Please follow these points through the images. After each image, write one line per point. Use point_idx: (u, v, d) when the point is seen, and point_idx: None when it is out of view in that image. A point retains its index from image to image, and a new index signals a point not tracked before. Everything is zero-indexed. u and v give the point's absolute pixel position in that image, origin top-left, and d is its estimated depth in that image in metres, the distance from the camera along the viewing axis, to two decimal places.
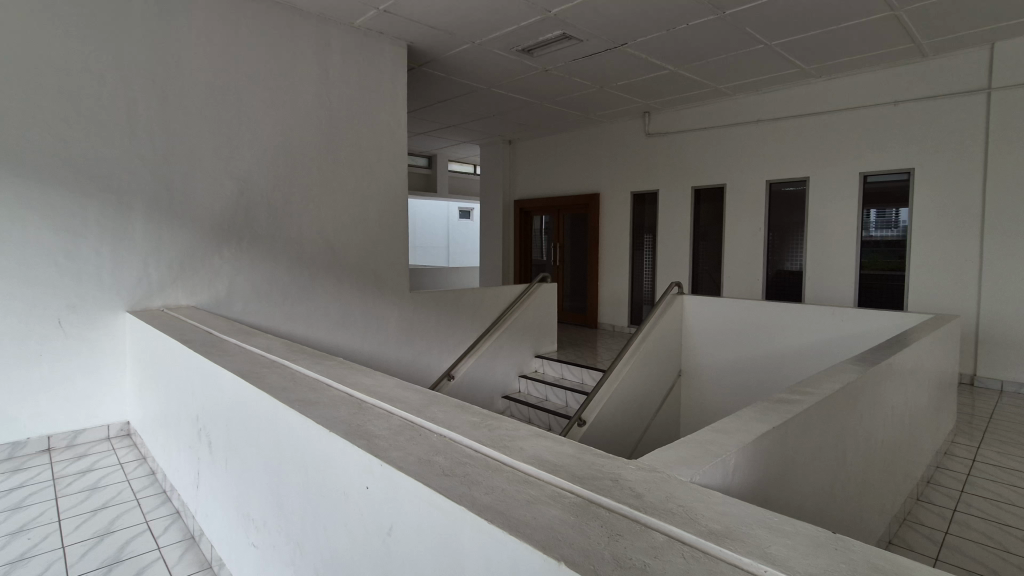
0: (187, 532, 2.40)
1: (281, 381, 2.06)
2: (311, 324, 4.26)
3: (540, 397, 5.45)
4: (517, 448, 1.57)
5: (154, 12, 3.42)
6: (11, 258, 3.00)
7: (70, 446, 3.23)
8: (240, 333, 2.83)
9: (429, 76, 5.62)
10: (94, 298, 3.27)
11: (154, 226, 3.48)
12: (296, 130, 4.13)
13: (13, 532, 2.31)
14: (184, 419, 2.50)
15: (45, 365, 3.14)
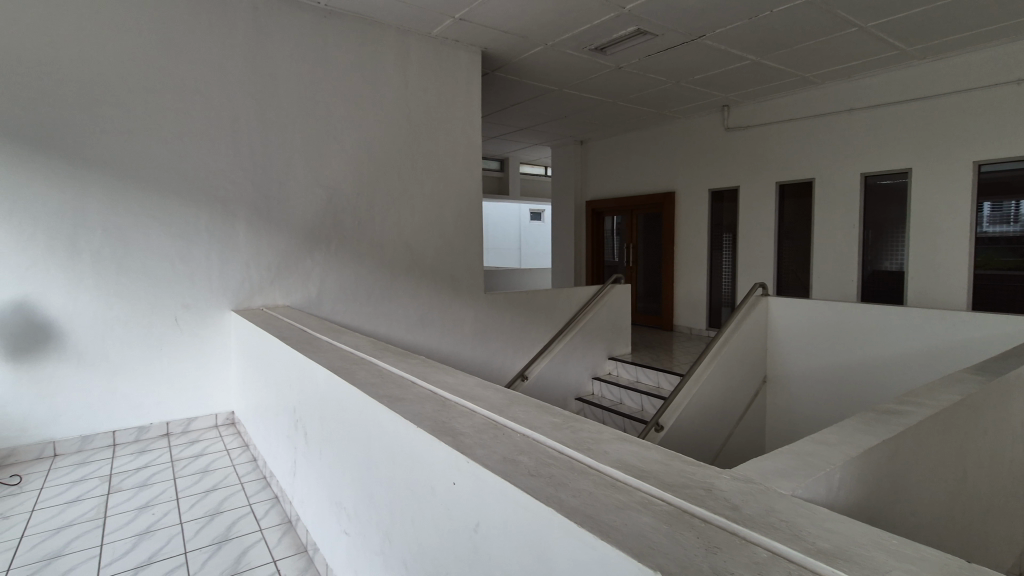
0: (285, 516, 2.58)
1: (370, 377, 2.16)
2: (392, 324, 4.45)
3: (614, 400, 5.36)
4: (602, 452, 1.54)
5: (253, 35, 3.71)
6: (138, 262, 3.36)
7: (185, 432, 3.57)
8: (330, 331, 3.00)
9: (502, 80, 5.69)
10: (204, 298, 3.59)
11: (255, 231, 3.77)
12: (378, 138, 4.32)
13: (141, 507, 2.58)
14: (282, 411, 2.69)
15: (165, 358, 3.48)
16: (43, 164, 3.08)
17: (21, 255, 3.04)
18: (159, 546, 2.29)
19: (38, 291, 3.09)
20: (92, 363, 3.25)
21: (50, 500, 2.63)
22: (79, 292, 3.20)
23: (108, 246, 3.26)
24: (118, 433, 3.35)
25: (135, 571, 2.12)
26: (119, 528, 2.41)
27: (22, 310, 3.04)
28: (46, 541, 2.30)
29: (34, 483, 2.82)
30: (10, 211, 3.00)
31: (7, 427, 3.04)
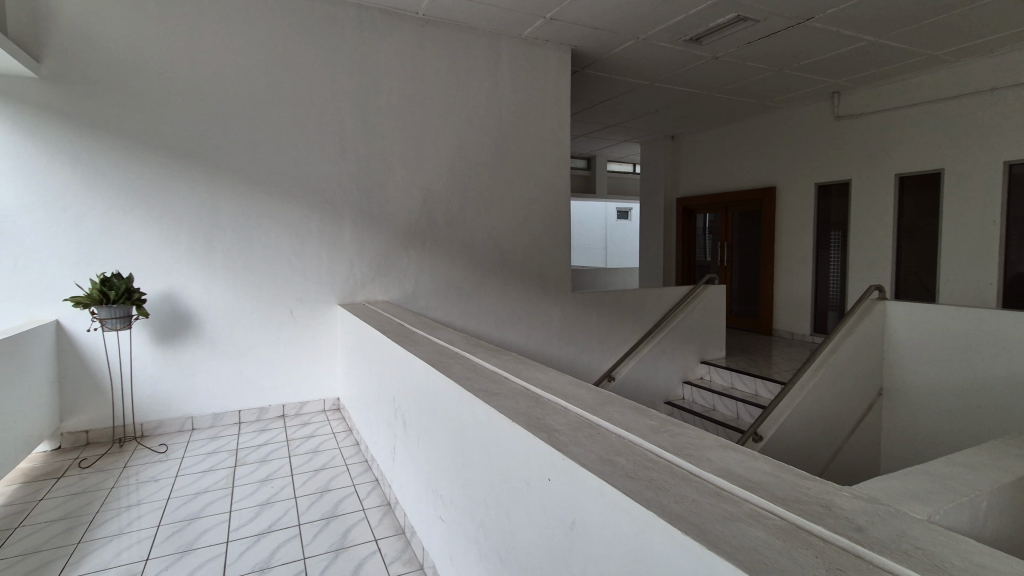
0: (385, 498, 2.74)
1: (465, 371, 2.23)
2: (481, 320, 4.57)
3: (707, 406, 5.12)
4: (704, 458, 1.48)
5: (358, 48, 3.96)
6: (259, 259, 3.72)
7: (298, 414, 3.90)
8: (426, 326, 3.14)
9: (591, 78, 5.64)
10: (315, 293, 3.91)
11: (358, 231, 4.04)
12: (470, 140, 4.45)
13: (263, 480, 2.87)
14: (382, 399, 2.86)
15: (281, 346, 3.82)
16: (186, 172, 3.49)
17: (168, 252, 3.47)
18: (277, 516, 2.53)
19: (181, 284, 3.51)
20: (222, 348, 3.65)
21: (190, 468, 3.00)
22: (213, 285, 3.60)
23: (235, 244, 3.64)
24: (243, 412, 3.74)
25: (258, 537, 2.36)
26: (244, 497, 2.69)
27: (169, 300, 3.48)
28: (188, 503, 2.62)
29: (177, 452, 3.22)
30: (159, 214, 3.44)
31: (157, 402, 3.50)
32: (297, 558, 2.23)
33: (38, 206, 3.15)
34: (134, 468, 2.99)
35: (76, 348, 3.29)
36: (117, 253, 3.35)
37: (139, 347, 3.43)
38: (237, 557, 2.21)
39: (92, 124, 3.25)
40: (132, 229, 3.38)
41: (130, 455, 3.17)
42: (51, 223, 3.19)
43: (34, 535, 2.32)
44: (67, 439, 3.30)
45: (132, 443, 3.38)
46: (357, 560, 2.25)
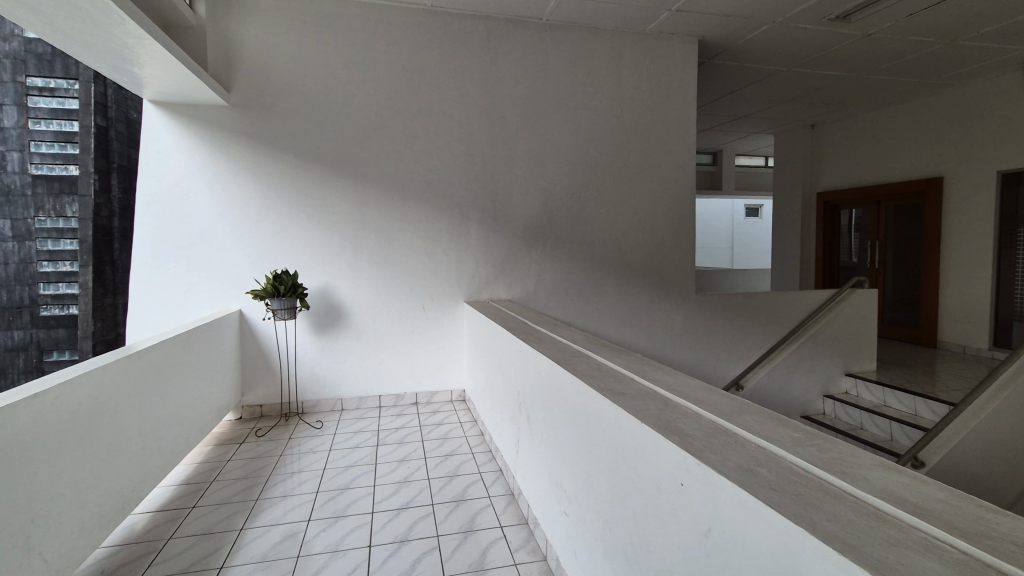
0: (509, 488, 2.86)
1: (591, 370, 2.25)
2: (600, 320, 4.56)
3: (853, 424, 4.60)
4: (861, 477, 1.35)
5: (485, 58, 4.16)
6: (397, 258, 4.07)
7: (429, 402, 4.20)
8: (548, 324, 3.21)
9: (720, 68, 5.33)
10: (445, 290, 4.18)
11: (484, 231, 4.24)
12: (590, 141, 4.46)
13: (400, 460, 3.14)
14: (508, 393, 2.98)
15: (416, 338, 4.15)
16: (338, 181, 3.93)
17: (324, 253, 3.94)
18: (414, 494, 2.76)
19: (333, 280, 3.96)
20: (366, 338, 4.05)
21: (341, 443, 3.38)
22: (359, 282, 4.01)
23: (377, 245, 4.02)
24: (382, 397, 4.12)
25: (397, 512, 2.59)
26: (385, 474, 2.97)
27: (323, 294, 3.95)
28: (340, 474, 2.96)
29: (329, 429, 3.64)
30: (317, 219, 3.91)
31: (314, 383, 3.99)
32: (431, 535, 2.41)
33: (227, 214, 3.76)
34: (297, 439, 3.45)
35: (253, 334, 3.87)
36: (284, 253, 3.87)
37: (301, 335, 3.94)
38: (381, 528, 2.44)
39: (266, 143, 3.79)
40: (296, 232, 3.88)
41: (294, 429, 3.65)
42: (237, 227, 3.78)
43: (225, 489, 2.78)
44: (247, 411, 3.89)
45: (295, 418, 3.89)
46: (485, 543, 2.38)
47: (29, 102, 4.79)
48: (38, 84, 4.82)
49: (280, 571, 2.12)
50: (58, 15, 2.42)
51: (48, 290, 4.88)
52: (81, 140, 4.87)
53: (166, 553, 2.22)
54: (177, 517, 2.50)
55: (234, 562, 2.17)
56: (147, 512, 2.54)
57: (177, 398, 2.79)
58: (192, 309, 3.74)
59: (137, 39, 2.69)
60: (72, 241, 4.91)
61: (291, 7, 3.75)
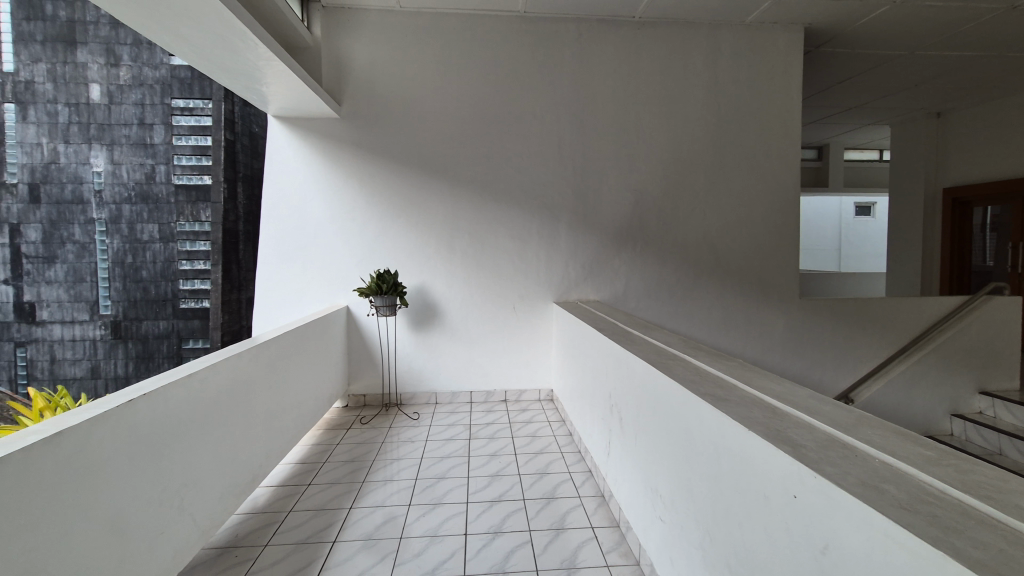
0: (599, 490, 2.86)
1: (690, 373, 2.20)
2: (693, 324, 4.41)
3: (989, 448, 4.07)
4: (1013, 504, 1.19)
5: (576, 60, 4.17)
6: (489, 259, 4.19)
7: (518, 400, 4.28)
8: (641, 327, 3.16)
9: (831, 55, 4.94)
10: (534, 291, 4.25)
11: (573, 233, 4.26)
12: (684, 139, 4.33)
13: (492, 454, 3.24)
14: (598, 394, 2.98)
15: (505, 338, 4.25)
16: (434, 185, 4.12)
17: (420, 253, 4.15)
18: (505, 488, 2.84)
19: (429, 279, 4.16)
20: (460, 336, 4.21)
21: (436, 435, 3.54)
22: (453, 281, 4.18)
23: (470, 246, 4.17)
24: (473, 393, 4.26)
25: (491, 504, 2.67)
26: (478, 467, 3.08)
27: (420, 293, 4.16)
28: (436, 464, 3.11)
29: (425, 420, 3.83)
30: (415, 222, 4.13)
31: (411, 377, 4.21)
32: (523, 529, 2.47)
33: (336, 217, 4.07)
34: (397, 429, 3.66)
35: (359, 329, 4.15)
36: (386, 253, 4.13)
37: (400, 331, 4.18)
38: (476, 518, 2.54)
39: (370, 150, 4.06)
40: (396, 234, 4.12)
41: (393, 419, 3.88)
42: (344, 229, 4.08)
43: (334, 470, 3.02)
44: (352, 400, 4.18)
45: (394, 408, 4.13)
46: (577, 541, 2.40)
47: (173, 121, 5.50)
48: (180, 105, 5.51)
49: (383, 550, 2.27)
50: (205, 44, 2.76)
51: (186, 286, 5.54)
52: (214, 153, 5.50)
53: (286, 525, 2.45)
54: (294, 493, 2.75)
55: (343, 538, 2.35)
56: (270, 486, 2.82)
57: (295, 385, 3.07)
58: (306, 303, 4.09)
59: (266, 61, 3.01)
60: (205, 243, 5.52)
61: (394, 22, 3.99)
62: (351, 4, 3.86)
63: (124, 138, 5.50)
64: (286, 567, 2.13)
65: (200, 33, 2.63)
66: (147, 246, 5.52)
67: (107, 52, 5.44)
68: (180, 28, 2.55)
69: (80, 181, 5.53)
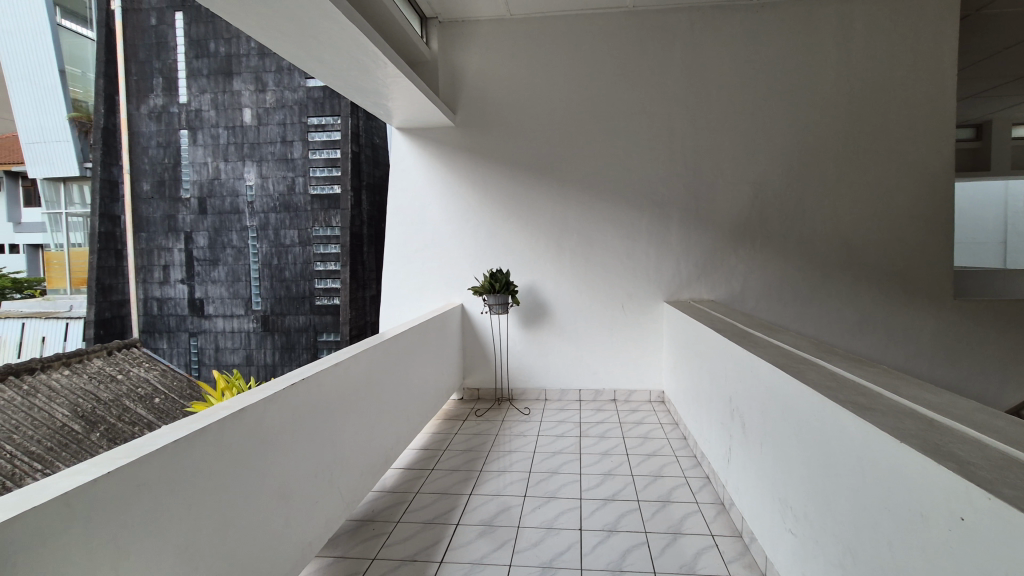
0: (718, 497, 2.75)
1: (824, 379, 2.04)
2: (823, 326, 4.06)
3: None
4: None
5: (689, 51, 4.02)
6: (597, 258, 4.19)
7: (628, 400, 4.23)
8: (764, 328, 2.99)
9: (994, 19, 4.30)
10: (645, 289, 4.17)
11: (686, 230, 4.12)
12: (811, 125, 3.99)
13: (603, 453, 3.25)
14: (716, 397, 2.87)
15: (614, 337, 4.22)
16: (543, 186, 4.20)
17: (529, 253, 4.25)
18: (619, 488, 2.83)
19: (539, 278, 4.25)
20: (568, 334, 4.26)
21: (547, 431, 3.61)
22: (562, 280, 4.23)
23: (579, 246, 4.20)
24: (583, 391, 4.28)
25: (604, 502, 2.68)
26: (590, 464, 3.10)
27: (530, 292, 4.27)
28: (548, 459, 3.18)
29: (536, 416, 3.93)
30: (525, 222, 4.24)
31: (522, 373, 4.34)
32: (639, 529, 2.44)
33: (452, 219, 4.30)
34: (509, 423, 3.79)
35: (473, 325, 4.35)
36: (497, 253, 4.28)
37: (512, 329, 4.31)
38: (591, 514, 2.56)
39: (482, 155, 4.24)
40: (507, 234, 4.26)
41: (506, 413, 4.02)
42: (459, 231, 4.30)
43: (452, 459, 3.20)
44: (467, 393, 4.39)
45: (506, 402, 4.27)
46: (696, 547, 2.33)
47: (309, 137, 6.15)
48: (314, 122, 6.15)
49: (501, 538, 2.37)
50: (343, 67, 3.07)
51: (320, 284, 6.17)
52: (342, 164, 6.06)
53: (413, 505, 2.64)
54: (419, 477, 2.96)
55: (464, 522, 2.49)
56: (399, 469, 3.07)
57: (418, 377, 3.30)
58: (425, 301, 4.37)
59: (393, 78, 3.27)
60: (336, 246, 6.12)
61: (504, 29, 4.13)
62: (464, 15, 4.05)
63: (270, 155, 6.26)
64: (416, 544, 2.31)
65: (339, 58, 2.93)
66: (289, 249, 6.23)
67: (256, 79, 6.23)
68: (324, 55, 2.87)
69: (237, 195, 6.38)
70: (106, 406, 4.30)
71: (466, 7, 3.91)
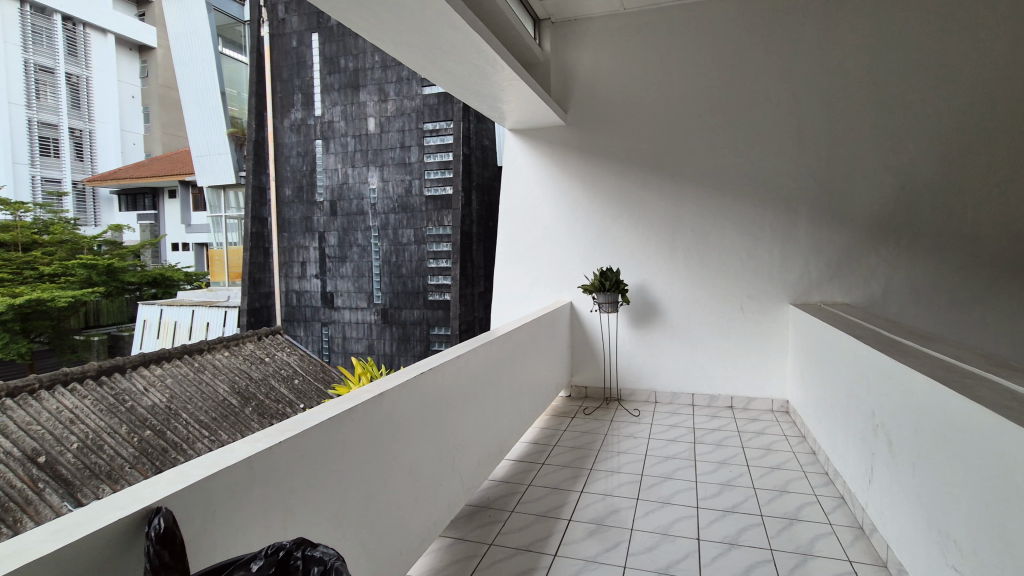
0: (855, 520, 2.49)
1: (996, 396, 1.77)
2: (988, 336, 3.52)
3: None
4: None
5: (823, 31, 3.68)
6: (714, 257, 3.99)
7: (746, 408, 3.98)
8: (914, 336, 2.66)
9: None
10: (767, 290, 3.90)
11: (816, 227, 3.79)
12: (976, 105, 3.46)
13: (721, 462, 3.09)
14: (855, 410, 2.60)
15: (732, 341, 3.99)
16: (656, 183, 4.09)
17: (640, 251, 4.16)
18: (739, 499, 2.68)
19: (651, 277, 4.14)
20: (681, 336, 4.11)
21: (659, 434, 3.51)
22: (676, 279, 4.09)
23: (694, 244, 4.02)
24: (696, 396, 4.10)
25: (724, 513, 2.55)
26: (707, 473, 2.96)
27: (641, 291, 4.17)
28: (661, 463, 3.09)
29: (646, 418, 3.83)
30: (637, 220, 4.15)
31: (632, 373, 4.26)
32: (764, 546, 2.29)
33: (562, 218, 4.34)
34: (618, 423, 3.74)
35: (582, 324, 4.34)
36: (607, 251, 4.24)
37: (621, 328, 4.25)
38: (708, 524, 2.45)
39: (594, 153, 4.21)
40: (617, 232, 4.20)
41: (615, 412, 3.97)
42: (569, 230, 4.32)
43: (562, 455, 3.22)
44: (575, 390, 4.40)
45: (615, 402, 4.21)
46: (831, 570, 2.13)
47: (425, 142, 6.53)
48: (430, 128, 6.51)
49: (613, 539, 2.34)
50: (464, 75, 3.23)
51: (433, 281, 6.52)
52: (455, 166, 6.36)
53: (526, 497, 2.71)
54: (531, 470, 3.02)
55: (576, 519, 2.51)
56: (511, 460, 3.16)
57: (530, 373, 3.38)
58: (534, 298, 4.45)
59: (508, 82, 3.38)
60: (447, 244, 6.43)
61: (617, 25, 4.06)
62: (577, 14, 4.05)
63: (391, 159, 6.73)
64: (529, 534, 2.37)
65: (460, 66, 3.08)
66: (406, 247, 6.66)
67: (379, 90, 6.72)
68: (447, 64, 3.04)
69: (362, 198, 6.92)
70: (256, 384, 4.92)
71: (580, 5, 3.91)
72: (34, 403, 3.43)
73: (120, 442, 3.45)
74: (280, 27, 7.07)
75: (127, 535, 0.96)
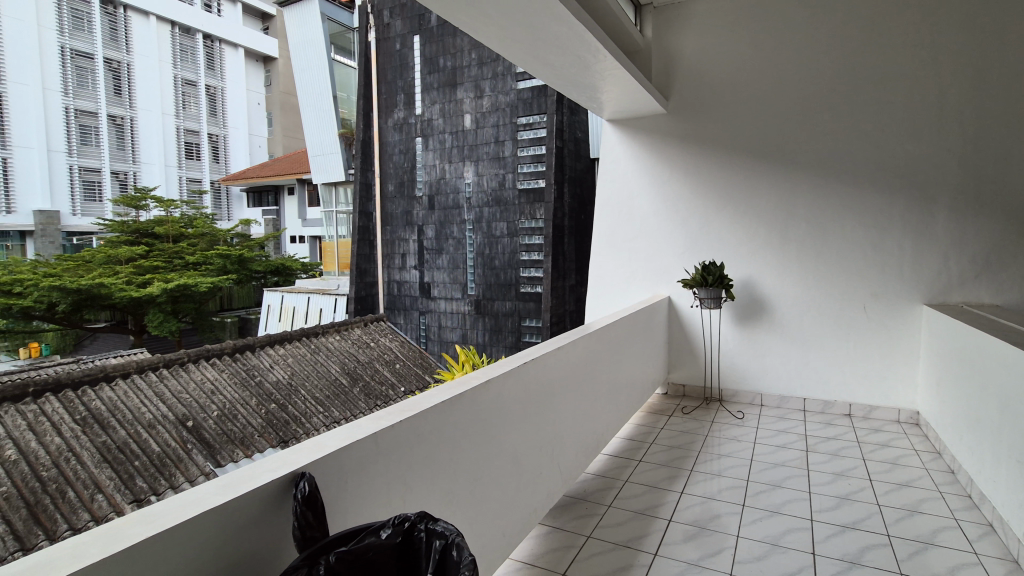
0: (1007, 552, 2.18)
1: None
2: None
3: None
4: None
5: None
6: (832, 251, 3.66)
7: (866, 417, 3.63)
8: None
9: None
10: (895, 288, 3.51)
11: (959, 218, 3.35)
12: None
13: (838, 473, 2.85)
14: (1009, 428, 2.27)
15: (851, 343, 3.66)
16: (767, 171, 3.82)
17: (747, 245, 3.92)
18: (861, 516, 2.45)
19: (758, 272, 3.89)
20: (791, 335, 3.83)
21: (766, 439, 3.30)
22: (787, 275, 3.81)
23: (809, 237, 3.72)
24: (808, 400, 3.81)
25: (843, 528, 2.35)
26: (822, 484, 2.74)
27: (747, 287, 3.94)
28: (769, 469, 2.91)
29: (751, 421, 3.62)
30: (744, 211, 3.91)
31: (734, 373, 4.04)
32: (891, 569, 2.08)
33: (661, 210, 4.20)
34: (719, 425, 3.57)
35: (680, 319, 4.19)
36: (710, 244, 4.04)
37: (723, 326, 4.04)
38: (824, 540, 2.27)
39: (697, 142, 4.02)
40: (721, 225, 3.99)
41: (716, 413, 3.79)
42: (668, 222, 4.18)
43: (660, 454, 3.14)
44: (672, 388, 4.25)
45: (715, 402, 4.02)
46: None
47: (518, 136, 6.60)
48: (523, 121, 6.57)
49: (716, 544, 2.25)
50: (565, 66, 3.22)
51: (525, 273, 6.61)
52: (548, 159, 6.37)
53: (623, 493, 2.68)
54: (627, 466, 2.98)
55: (676, 520, 2.44)
56: (607, 455, 3.13)
57: (628, 368, 3.32)
58: (630, 292, 4.36)
59: (609, 72, 3.33)
60: (540, 237, 6.48)
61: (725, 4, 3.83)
62: None
63: (486, 154, 6.89)
64: (627, 531, 2.33)
65: (562, 58, 3.08)
66: (499, 240, 6.80)
67: (475, 87, 6.88)
68: (549, 56, 3.05)
69: (458, 192, 7.13)
70: (362, 366, 5.29)
71: None
72: (183, 373, 3.97)
73: (250, 413, 3.88)
74: (385, 32, 7.47)
75: (278, 493, 1.08)
